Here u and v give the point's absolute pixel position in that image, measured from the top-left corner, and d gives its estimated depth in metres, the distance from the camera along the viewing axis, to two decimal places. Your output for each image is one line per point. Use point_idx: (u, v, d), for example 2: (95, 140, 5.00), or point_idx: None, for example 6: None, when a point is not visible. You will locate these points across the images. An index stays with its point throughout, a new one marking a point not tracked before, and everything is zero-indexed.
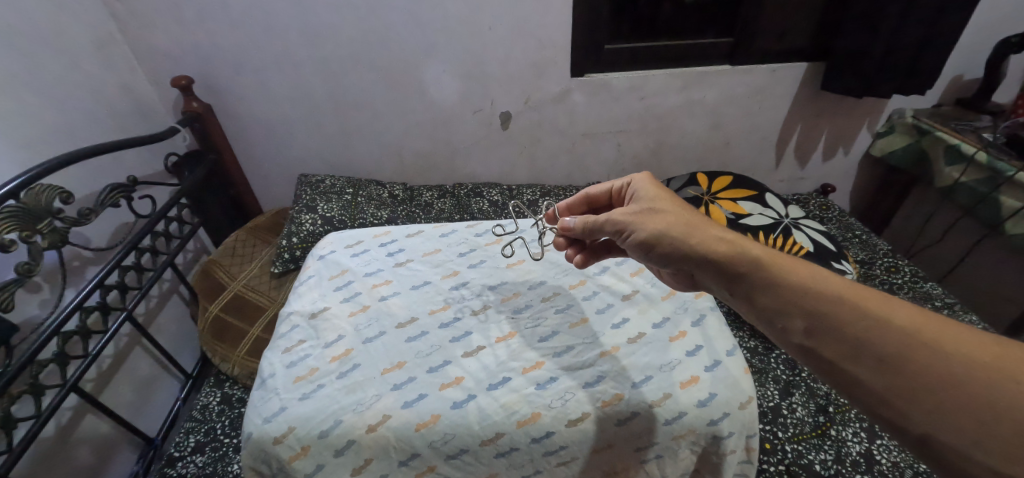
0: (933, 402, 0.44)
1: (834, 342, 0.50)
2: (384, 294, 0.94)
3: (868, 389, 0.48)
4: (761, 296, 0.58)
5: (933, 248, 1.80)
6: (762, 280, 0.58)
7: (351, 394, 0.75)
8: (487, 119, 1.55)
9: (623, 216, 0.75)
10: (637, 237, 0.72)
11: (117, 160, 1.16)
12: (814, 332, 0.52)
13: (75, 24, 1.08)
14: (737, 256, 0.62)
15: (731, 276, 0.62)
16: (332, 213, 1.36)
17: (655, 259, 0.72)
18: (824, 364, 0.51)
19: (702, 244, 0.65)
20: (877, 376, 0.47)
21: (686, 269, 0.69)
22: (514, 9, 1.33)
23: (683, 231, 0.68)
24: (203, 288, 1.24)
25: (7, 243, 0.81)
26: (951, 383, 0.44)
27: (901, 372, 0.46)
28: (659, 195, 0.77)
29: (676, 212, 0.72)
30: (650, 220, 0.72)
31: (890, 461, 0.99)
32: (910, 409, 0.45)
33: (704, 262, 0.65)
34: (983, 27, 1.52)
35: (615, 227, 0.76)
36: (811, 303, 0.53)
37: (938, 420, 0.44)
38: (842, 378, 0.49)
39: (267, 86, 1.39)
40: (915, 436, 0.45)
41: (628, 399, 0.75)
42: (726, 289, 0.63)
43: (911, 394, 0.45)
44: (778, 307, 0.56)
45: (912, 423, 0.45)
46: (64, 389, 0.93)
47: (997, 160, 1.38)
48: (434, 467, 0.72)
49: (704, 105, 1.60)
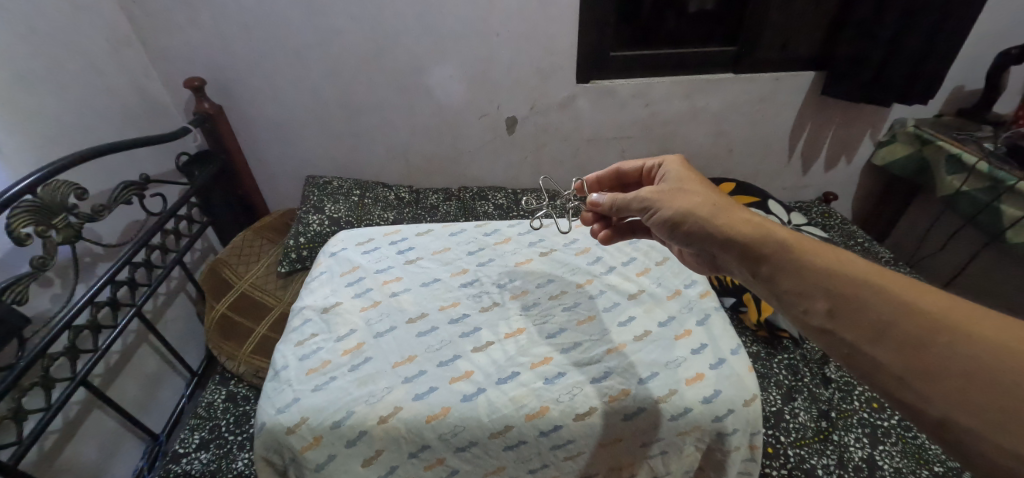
0: (953, 384, 0.44)
1: (857, 324, 0.51)
2: (396, 290, 0.95)
3: (886, 371, 0.48)
4: (783, 279, 0.59)
5: (935, 256, 1.81)
6: (787, 263, 0.59)
7: (363, 386, 0.76)
8: (493, 124, 1.58)
9: (650, 194, 0.77)
10: (662, 215, 0.74)
11: (130, 159, 1.18)
12: (837, 314, 0.53)
13: (91, 25, 1.11)
14: (761, 238, 0.63)
15: (755, 258, 0.63)
16: (339, 214, 1.39)
17: (679, 238, 0.74)
18: (844, 346, 0.52)
19: (726, 225, 0.67)
20: (897, 358, 0.48)
21: (708, 249, 0.70)
22: (521, 15, 1.35)
23: (708, 211, 0.70)
24: (211, 286, 1.25)
25: (21, 237, 0.83)
26: (979, 367, 0.43)
27: (923, 355, 0.46)
28: (687, 177, 0.79)
29: (703, 193, 0.73)
30: (676, 200, 0.74)
31: (892, 467, 1.00)
32: (929, 391, 0.45)
33: (728, 243, 0.66)
34: (983, 39, 1.54)
35: (641, 205, 0.78)
36: (834, 286, 0.54)
37: (957, 405, 0.44)
38: (862, 361, 0.50)
39: (278, 89, 1.41)
40: (934, 421, 0.45)
41: (634, 394, 0.76)
42: (749, 272, 0.65)
43: (933, 376, 0.45)
44: (799, 290, 0.57)
45: (931, 405, 0.45)
46: (72, 383, 0.94)
47: (997, 170, 1.39)
48: (443, 459, 0.74)
49: (707, 113, 1.62)
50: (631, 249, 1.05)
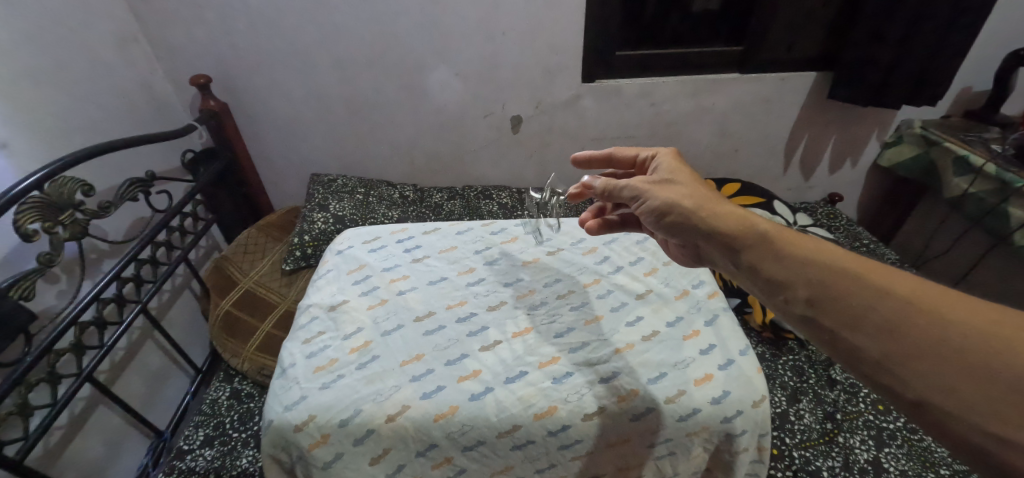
0: (929, 366, 0.42)
1: (835, 311, 0.49)
2: (402, 288, 0.95)
3: (865, 357, 0.46)
4: (766, 268, 0.57)
5: (941, 257, 1.80)
6: (770, 254, 0.57)
7: (371, 385, 0.76)
8: (498, 123, 1.57)
9: (640, 184, 0.76)
10: (650, 204, 0.73)
11: (136, 156, 1.18)
12: (818, 302, 0.50)
13: (97, 22, 1.11)
14: (745, 231, 0.61)
15: (739, 249, 0.61)
16: (343, 212, 1.38)
17: (663, 229, 0.72)
18: (823, 333, 0.49)
19: (711, 218, 0.65)
20: (874, 343, 0.46)
21: (693, 241, 0.69)
22: (526, 15, 1.35)
23: (695, 204, 0.68)
24: (216, 283, 1.26)
25: (29, 233, 0.83)
26: (951, 349, 0.42)
27: (899, 339, 0.44)
28: (679, 169, 0.77)
29: (691, 186, 0.72)
30: (665, 191, 0.72)
31: (898, 469, 1.00)
32: (906, 374, 0.43)
33: (711, 236, 0.64)
34: (991, 40, 1.53)
35: (631, 194, 0.76)
36: (815, 275, 0.52)
37: (934, 388, 0.42)
38: (840, 347, 0.48)
39: (283, 86, 1.41)
40: (909, 403, 0.43)
41: (642, 395, 0.76)
42: (732, 264, 0.62)
43: (909, 359, 0.43)
44: (781, 279, 0.55)
45: (908, 388, 0.43)
46: (78, 380, 0.94)
47: (1005, 171, 1.38)
48: (450, 458, 0.74)
49: (713, 112, 1.62)
50: (639, 249, 1.05)
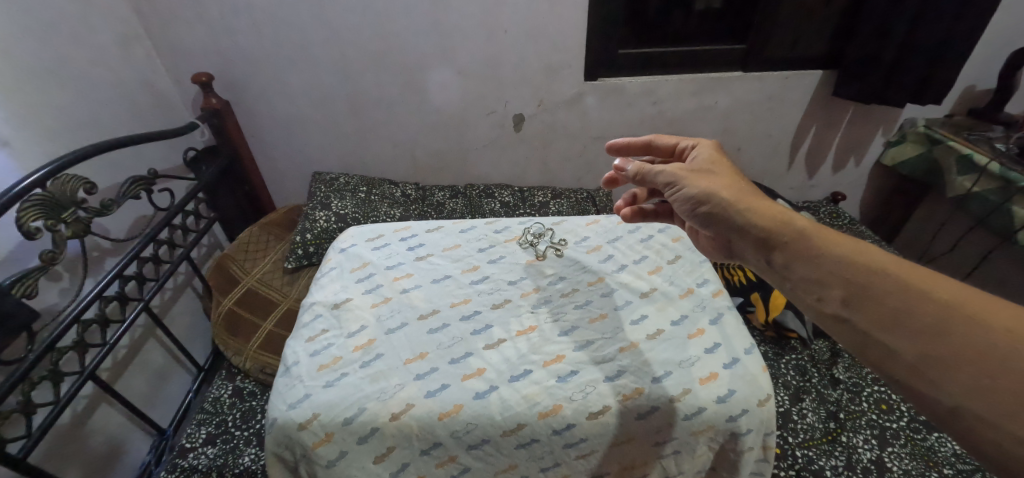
0: (966, 372, 0.40)
1: (871, 312, 0.47)
2: (406, 286, 0.95)
3: (899, 360, 0.44)
4: (799, 267, 0.55)
5: (945, 257, 1.80)
6: (803, 250, 0.55)
7: (375, 383, 0.76)
8: (500, 121, 1.57)
9: (678, 171, 0.73)
10: (687, 192, 0.70)
11: (139, 154, 1.18)
12: (855, 303, 0.48)
13: (100, 20, 1.11)
14: (779, 225, 0.59)
15: (771, 246, 0.59)
16: (345, 210, 1.38)
17: (697, 218, 0.70)
18: (857, 335, 0.48)
19: (746, 211, 0.63)
20: (909, 345, 0.44)
21: (725, 235, 0.67)
22: (528, 13, 1.35)
23: (733, 196, 0.66)
24: (217, 280, 1.25)
25: (32, 230, 0.82)
26: (994, 355, 0.39)
27: (935, 342, 0.42)
28: (719, 161, 0.75)
29: (729, 179, 0.70)
30: (703, 180, 0.70)
31: (901, 469, 0.99)
32: (943, 379, 0.41)
33: (746, 230, 0.62)
34: (996, 38, 1.52)
35: (666, 180, 0.74)
36: (851, 274, 0.50)
37: (970, 394, 0.39)
38: (875, 347, 0.46)
39: (285, 84, 1.41)
40: (945, 408, 0.41)
41: (648, 393, 0.76)
42: (764, 259, 0.60)
43: (945, 365, 0.41)
44: (816, 278, 0.52)
45: (943, 392, 0.41)
46: (81, 378, 0.93)
47: (1010, 170, 1.37)
48: (455, 457, 0.73)
49: (716, 111, 1.61)
50: (643, 247, 1.05)
